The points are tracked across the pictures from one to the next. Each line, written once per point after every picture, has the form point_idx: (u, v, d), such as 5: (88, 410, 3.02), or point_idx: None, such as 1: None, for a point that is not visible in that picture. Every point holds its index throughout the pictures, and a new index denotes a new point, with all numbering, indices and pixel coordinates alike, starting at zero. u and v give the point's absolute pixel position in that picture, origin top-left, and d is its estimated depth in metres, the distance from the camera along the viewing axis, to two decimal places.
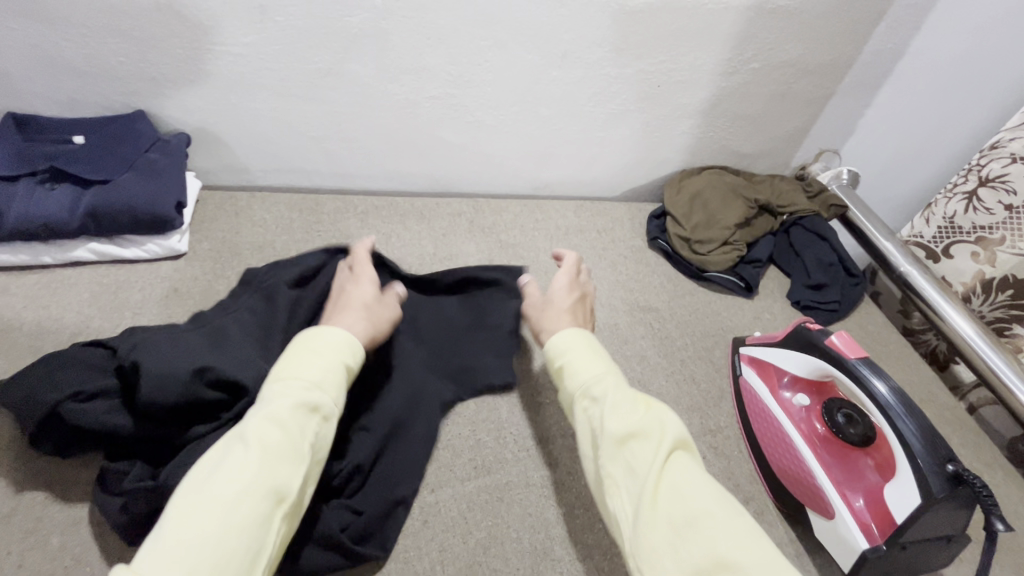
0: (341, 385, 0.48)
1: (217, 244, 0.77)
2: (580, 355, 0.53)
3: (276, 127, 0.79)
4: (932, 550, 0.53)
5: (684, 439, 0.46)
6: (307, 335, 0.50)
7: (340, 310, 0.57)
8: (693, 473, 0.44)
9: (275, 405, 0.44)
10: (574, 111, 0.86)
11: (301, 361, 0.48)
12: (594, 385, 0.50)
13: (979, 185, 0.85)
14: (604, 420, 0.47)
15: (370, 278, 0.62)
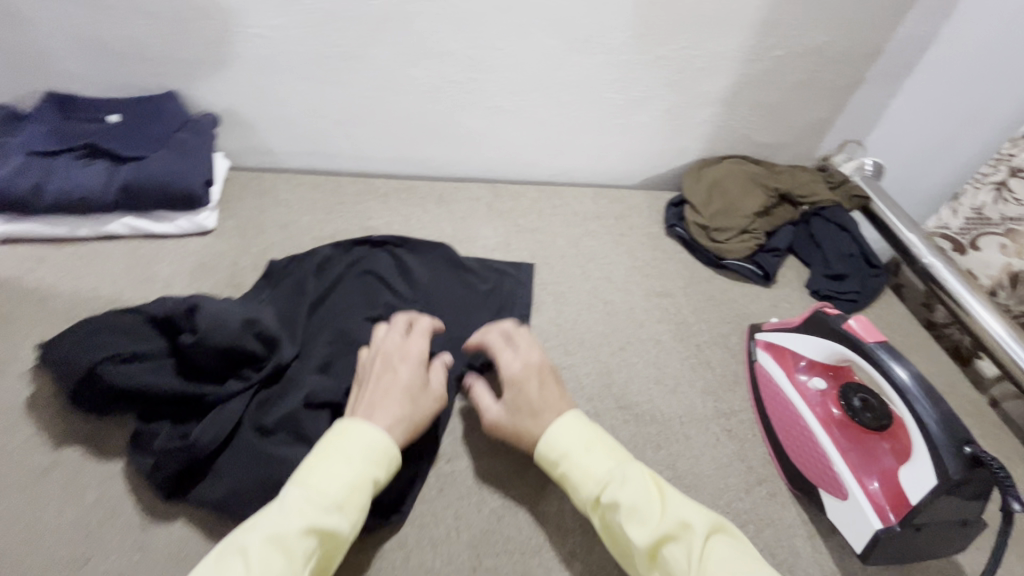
0: (364, 503, 0.48)
1: (244, 221, 0.80)
2: (580, 456, 0.53)
3: (306, 111, 0.84)
4: (947, 538, 0.52)
5: (709, 532, 0.48)
6: (345, 431, 0.51)
7: (383, 399, 0.54)
8: (729, 568, 0.45)
9: (285, 527, 0.44)
10: (594, 98, 0.88)
11: (326, 470, 0.48)
12: (605, 489, 0.50)
13: (1010, 175, 0.83)
14: (629, 532, 0.48)
15: (419, 357, 0.59)
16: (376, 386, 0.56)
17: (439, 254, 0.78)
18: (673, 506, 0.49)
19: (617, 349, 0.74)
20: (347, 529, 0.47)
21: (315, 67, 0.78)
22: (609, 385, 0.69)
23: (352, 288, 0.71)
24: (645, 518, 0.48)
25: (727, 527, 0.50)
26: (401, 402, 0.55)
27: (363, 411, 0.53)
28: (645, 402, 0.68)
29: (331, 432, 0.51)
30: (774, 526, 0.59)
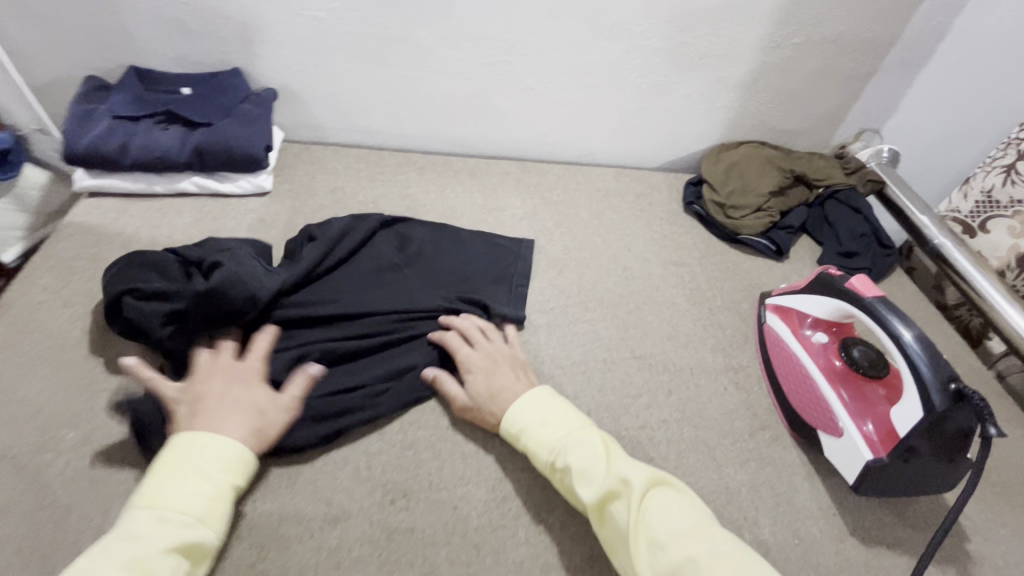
0: (226, 512, 0.47)
1: (296, 186, 0.88)
2: (536, 427, 0.55)
3: (354, 90, 0.92)
4: (935, 473, 0.57)
5: (652, 488, 0.49)
6: (188, 448, 0.48)
7: (231, 416, 0.51)
8: (666, 521, 0.47)
9: (143, 550, 0.42)
10: (619, 82, 0.94)
11: (176, 488, 0.45)
12: (559, 455, 0.53)
13: (1019, 157, 0.88)
14: (579, 492, 0.51)
15: (258, 375, 0.56)
16: (218, 402, 0.52)
17: (448, 231, 0.81)
18: (619, 465, 0.51)
19: (634, 308, 0.79)
20: (211, 539, 0.46)
21: (364, 48, 0.86)
22: (625, 338, 0.75)
23: (361, 257, 0.74)
24: (593, 478, 0.50)
25: (670, 480, 0.51)
26: (253, 417, 0.52)
27: (206, 433, 0.49)
28: (658, 354, 0.74)
29: (167, 453, 0.48)
30: (776, 464, 0.64)
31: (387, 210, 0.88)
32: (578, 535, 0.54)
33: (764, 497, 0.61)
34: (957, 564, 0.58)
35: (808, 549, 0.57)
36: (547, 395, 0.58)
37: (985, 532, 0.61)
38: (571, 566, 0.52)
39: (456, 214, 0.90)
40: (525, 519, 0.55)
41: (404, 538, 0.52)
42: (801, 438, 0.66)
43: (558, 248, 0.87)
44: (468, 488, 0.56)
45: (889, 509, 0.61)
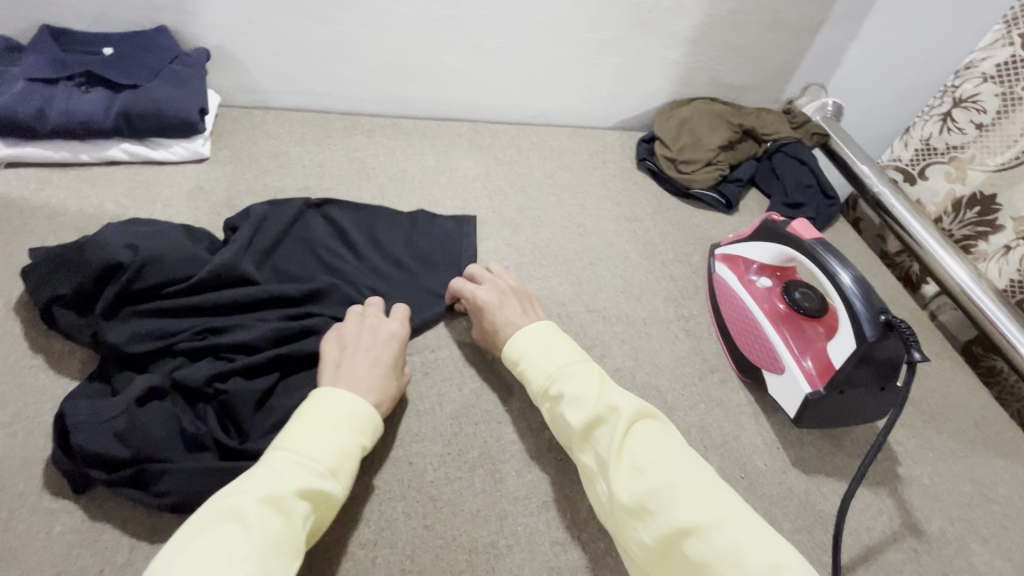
0: (354, 469, 0.46)
1: (236, 151, 0.84)
2: (536, 354, 0.54)
3: (292, 48, 0.87)
4: (868, 401, 0.60)
5: (641, 412, 0.48)
6: (329, 399, 0.48)
7: (372, 377, 0.53)
8: (648, 449, 0.45)
9: (280, 488, 0.41)
10: (569, 38, 0.92)
11: (316, 435, 0.45)
12: (553, 382, 0.52)
13: (954, 105, 0.88)
14: (566, 416, 0.49)
15: (401, 340, 0.59)
16: (366, 357, 0.55)
17: (382, 213, 0.77)
18: (610, 394, 0.50)
19: (588, 264, 0.80)
20: (338, 494, 0.45)
21: (302, 2, 0.81)
22: (580, 293, 0.76)
23: (288, 250, 0.70)
24: (582, 403, 0.49)
25: (655, 413, 0.49)
26: (393, 384, 0.54)
27: (348, 386, 0.51)
28: (612, 307, 0.75)
29: (312, 399, 0.48)
30: (724, 405, 0.67)
31: (335, 174, 0.85)
32: (533, 481, 0.56)
33: (712, 435, 0.63)
34: (889, 485, 0.62)
35: (752, 480, 0.60)
36: (553, 330, 0.57)
37: (916, 456, 0.65)
38: (526, 511, 0.53)
39: (408, 176, 0.88)
40: (481, 469, 0.56)
41: (359, 498, 0.52)
42: (748, 378, 0.69)
43: (512, 207, 0.86)
44: (423, 443, 0.57)
45: (828, 440, 0.65)
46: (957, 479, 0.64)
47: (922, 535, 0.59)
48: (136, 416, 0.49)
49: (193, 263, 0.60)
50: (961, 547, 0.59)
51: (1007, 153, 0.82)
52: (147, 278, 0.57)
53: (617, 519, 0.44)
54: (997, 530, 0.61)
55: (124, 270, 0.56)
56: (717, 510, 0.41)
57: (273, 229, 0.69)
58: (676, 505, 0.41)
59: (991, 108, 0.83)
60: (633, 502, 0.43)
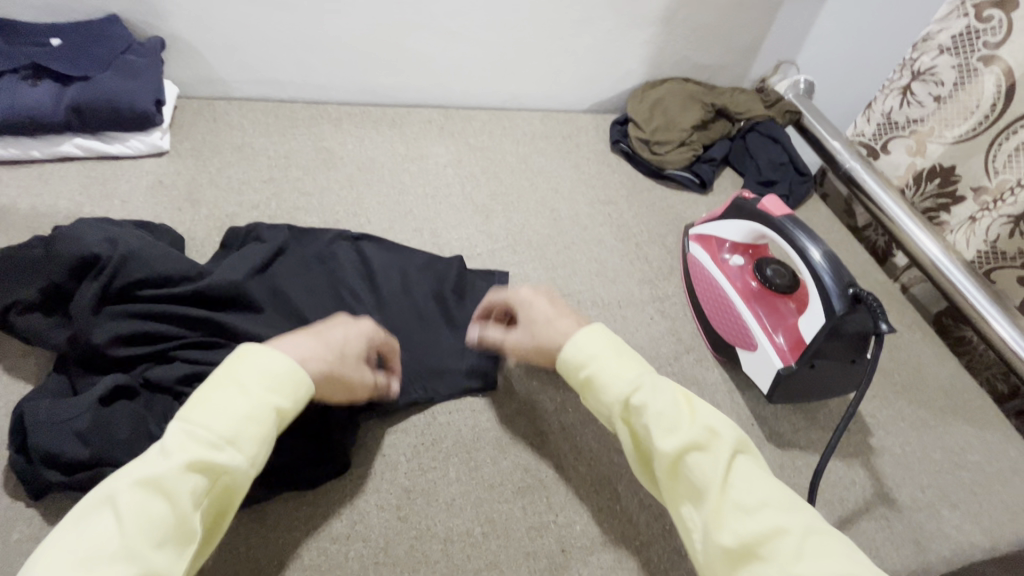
0: (264, 436, 0.40)
1: (197, 144, 0.82)
2: (608, 362, 0.48)
3: (250, 35, 0.84)
4: (839, 374, 0.60)
5: (742, 443, 0.42)
6: (239, 360, 0.42)
7: (307, 339, 0.46)
8: (752, 488, 0.39)
9: (163, 466, 0.36)
10: (538, 19, 0.90)
11: (215, 401, 0.39)
12: (635, 392, 0.45)
13: (913, 79, 0.88)
14: (651, 435, 0.43)
15: (371, 333, 0.51)
16: (315, 327, 0.49)
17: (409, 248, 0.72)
18: (703, 416, 0.43)
19: (562, 248, 0.80)
20: (243, 466, 0.38)
21: None
22: (554, 278, 0.75)
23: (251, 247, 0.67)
24: (673, 424, 0.42)
25: (751, 447, 0.44)
26: (330, 354, 0.46)
27: (278, 340, 0.45)
28: (587, 290, 0.74)
29: (224, 362, 0.42)
30: (699, 384, 0.67)
31: (301, 165, 0.83)
32: (508, 467, 0.55)
33: None
34: (861, 456, 0.63)
35: None
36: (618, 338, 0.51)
37: (888, 427, 0.66)
38: (501, 498, 0.53)
39: (377, 165, 0.86)
40: (455, 458, 0.55)
41: (331, 493, 0.52)
42: (722, 356, 0.69)
43: (484, 194, 0.85)
44: (395, 434, 0.56)
45: (802, 415, 0.65)
46: (927, 448, 0.65)
47: (894, 504, 0.60)
48: (103, 414, 0.48)
49: (172, 260, 0.58)
50: (932, 514, 0.60)
51: (964, 125, 0.83)
52: (130, 276, 0.55)
53: (714, 565, 0.38)
54: (966, 496, 0.62)
55: (103, 263, 0.54)
56: (843, 561, 0.35)
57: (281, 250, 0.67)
58: (796, 557, 0.35)
59: (948, 80, 0.83)
60: (738, 546, 0.37)
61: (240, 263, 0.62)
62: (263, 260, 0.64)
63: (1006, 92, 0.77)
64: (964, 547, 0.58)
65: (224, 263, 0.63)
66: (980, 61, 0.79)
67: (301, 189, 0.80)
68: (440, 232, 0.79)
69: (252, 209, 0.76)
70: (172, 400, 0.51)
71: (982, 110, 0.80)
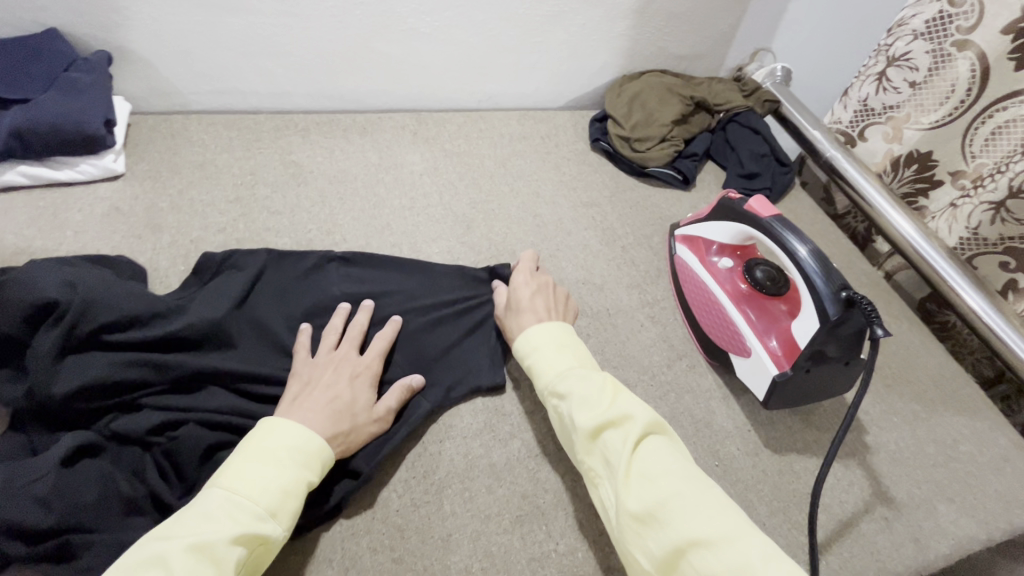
0: (297, 510, 0.44)
1: (154, 164, 0.77)
2: (546, 351, 0.53)
3: (203, 44, 0.78)
4: (833, 375, 0.59)
5: (656, 424, 0.46)
6: (272, 432, 0.46)
7: (326, 414, 0.50)
8: (658, 462, 0.43)
9: (214, 532, 0.39)
10: (509, 16, 0.87)
11: (254, 472, 0.43)
12: (561, 381, 0.50)
13: (888, 64, 0.87)
14: (573, 416, 0.47)
15: (370, 377, 0.56)
16: (324, 393, 0.52)
17: (388, 268, 0.69)
18: (623, 401, 0.47)
19: (547, 256, 0.77)
20: (277, 536, 0.42)
21: None
22: None
23: (221, 282, 0.62)
24: (594, 406, 0.47)
25: (669, 429, 0.47)
26: (348, 423, 0.51)
27: (299, 419, 0.48)
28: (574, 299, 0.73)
29: (255, 435, 0.46)
30: (693, 392, 0.66)
31: (268, 181, 0.79)
32: (504, 495, 0.54)
33: (684, 425, 0.62)
34: (858, 456, 0.63)
35: (726, 467, 0.59)
36: (568, 330, 0.56)
37: (882, 423, 0.66)
38: (499, 529, 0.51)
39: (349, 177, 0.82)
40: (449, 489, 0.53)
41: (319, 539, 0.49)
42: (715, 361, 0.68)
43: (464, 202, 0.82)
44: (384, 469, 0.54)
45: (798, 418, 0.64)
46: (920, 442, 0.66)
47: (892, 503, 0.60)
48: (64, 477, 0.44)
49: (140, 299, 0.55)
50: (930, 510, 0.60)
51: (940, 110, 0.82)
52: (93, 321, 0.51)
53: (621, 529, 0.41)
54: (961, 488, 0.62)
55: (62, 309, 0.50)
56: (727, 522, 0.39)
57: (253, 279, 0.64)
58: (683, 516, 0.39)
59: (923, 66, 0.82)
60: (640, 511, 0.40)
61: (216, 300, 0.60)
62: (239, 295, 0.61)
63: (981, 76, 0.76)
64: (962, 541, 0.58)
65: (194, 300, 0.60)
66: (954, 46, 0.78)
67: (270, 208, 0.76)
68: (419, 246, 0.76)
69: (218, 232, 0.72)
70: (141, 451, 0.50)
71: (958, 94, 0.79)
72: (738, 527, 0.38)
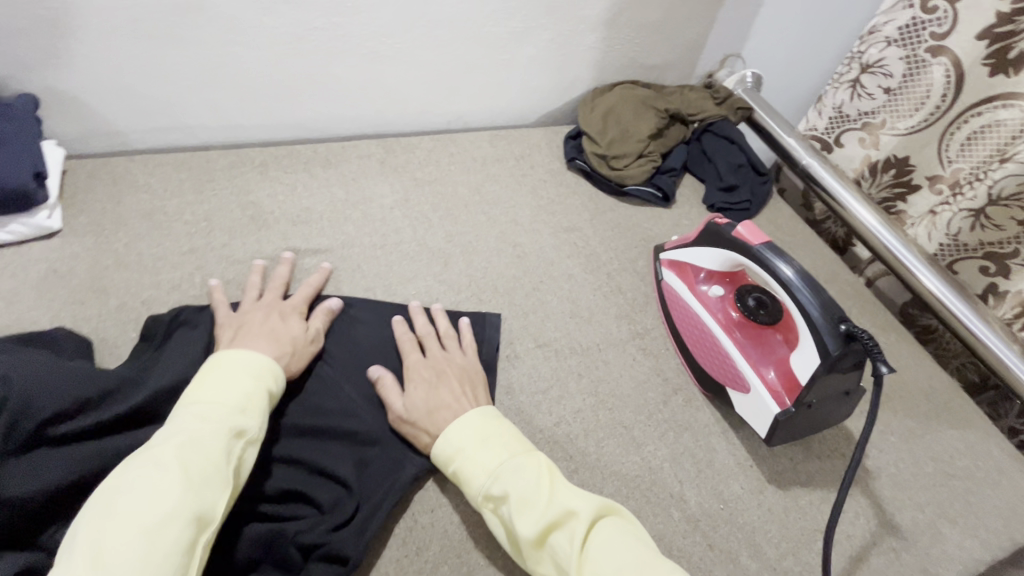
0: (265, 409, 0.49)
1: (96, 217, 0.71)
2: (470, 449, 0.50)
3: (144, 80, 0.72)
4: (834, 408, 0.58)
5: (600, 510, 0.46)
6: (224, 357, 0.50)
7: (267, 340, 0.55)
8: (609, 555, 0.43)
9: (195, 429, 0.43)
10: (475, 35, 0.83)
11: (218, 386, 0.47)
12: (494, 482, 0.48)
13: (862, 71, 0.86)
14: (514, 524, 0.45)
15: (296, 312, 0.62)
16: (260, 328, 0.57)
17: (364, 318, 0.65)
18: (563, 493, 0.46)
19: (530, 290, 0.74)
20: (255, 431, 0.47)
21: (146, 24, 0.66)
22: (526, 326, 0.70)
23: (171, 349, 0.57)
24: (534, 507, 0.45)
25: (614, 509, 0.47)
26: (289, 348, 0.56)
27: (243, 346, 0.53)
28: (563, 336, 0.69)
29: (207, 363, 0.50)
30: (692, 430, 0.63)
31: (225, 227, 0.73)
32: (504, 566, 0.51)
33: (686, 466, 0.60)
34: (861, 483, 0.62)
35: (732, 510, 0.57)
36: (485, 415, 0.53)
37: (880, 445, 0.65)
38: None
39: (315, 216, 0.77)
40: (446, 565, 0.50)
41: None
42: (711, 393, 0.65)
43: (439, 235, 0.78)
44: (374, 550, 0.50)
45: (798, 447, 0.63)
46: (919, 461, 0.65)
47: (898, 531, 0.59)
48: None
49: (85, 381, 0.49)
50: (935, 536, 0.59)
51: (916, 115, 0.82)
52: (38, 419, 0.45)
53: None
54: (962, 507, 0.62)
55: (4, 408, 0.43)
56: None
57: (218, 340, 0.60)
58: None
59: (897, 72, 0.82)
60: None
61: (172, 369, 0.55)
62: (197, 360, 0.56)
63: (956, 82, 0.76)
64: (969, 566, 0.58)
65: (151, 372, 0.55)
66: (928, 52, 0.78)
67: (229, 257, 0.70)
68: (394, 287, 0.71)
69: (172, 290, 0.66)
70: None
71: (933, 100, 0.79)
72: None
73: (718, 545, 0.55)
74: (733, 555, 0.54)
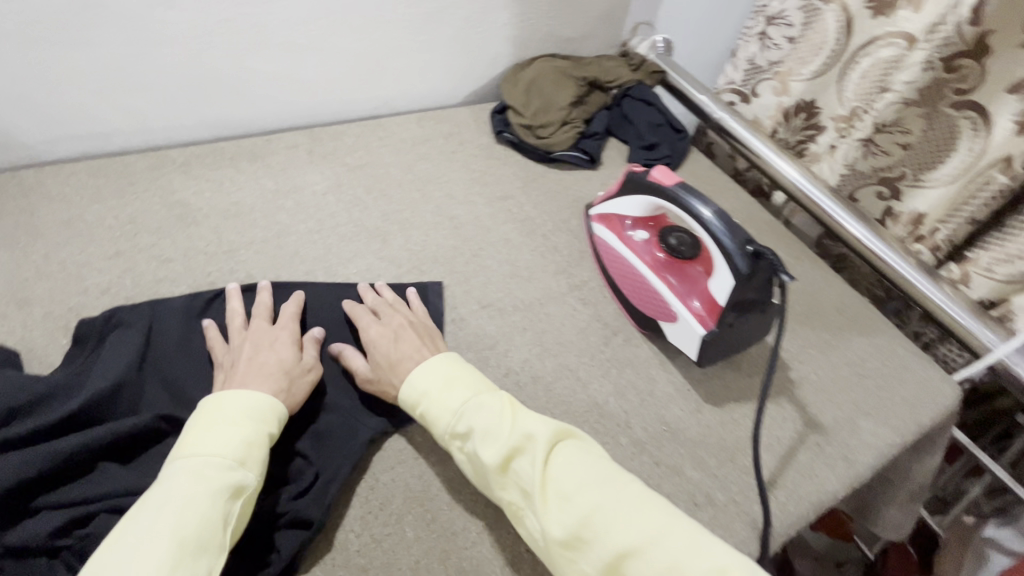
0: (264, 457, 0.47)
1: (8, 231, 0.68)
2: (435, 392, 0.52)
3: (43, 88, 0.69)
4: (753, 324, 0.63)
5: (560, 433, 0.49)
6: (222, 403, 0.48)
7: (259, 380, 0.52)
8: (570, 474, 0.46)
9: (192, 491, 0.42)
10: (389, 18, 0.84)
11: (215, 437, 0.45)
12: (460, 419, 0.50)
13: (767, 24, 0.93)
14: (479, 454, 0.48)
15: (288, 340, 0.59)
16: (251, 367, 0.54)
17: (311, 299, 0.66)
18: (525, 421, 0.49)
19: (470, 257, 0.76)
20: (253, 482, 0.46)
21: (39, 27, 0.64)
22: (469, 290, 0.72)
23: (110, 350, 0.57)
24: (498, 437, 0.48)
25: (573, 433, 0.50)
26: (282, 381, 0.54)
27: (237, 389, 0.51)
28: (505, 295, 0.72)
29: (205, 405, 0.48)
30: (633, 365, 0.68)
31: (152, 228, 0.71)
32: (467, 508, 0.53)
33: (629, 398, 0.64)
34: (787, 392, 0.68)
35: (674, 430, 0.62)
36: (450, 361, 0.55)
37: (801, 358, 0.72)
38: (467, 543, 0.51)
39: (246, 209, 0.76)
40: (410, 515, 0.52)
41: None
42: (648, 330, 0.70)
43: (375, 215, 0.79)
44: (339, 511, 0.51)
45: (729, 368, 0.68)
46: (836, 366, 0.72)
47: (821, 428, 0.65)
48: None
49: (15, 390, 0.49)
50: (853, 428, 0.66)
51: (816, 60, 0.89)
52: None
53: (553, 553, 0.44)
54: (876, 402, 0.69)
55: None
56: (654, 518, 0.43)
57: (158, 336, 0.59)
58: (608, 528, 0.42)
59: (797, 21, 0.89)
60: (567, 534, 0.43)
61: (110, 368, 0.54)
62: (136, 356, 0.56)
63: (846, 26, 0.84)
64: (882, 449, 0.64)
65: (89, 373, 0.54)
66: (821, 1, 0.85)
67: (159, 256, 0.69)
68: (335, 268, 0.72)
69: (102, 294, 0.64)
70: (49, 558, 0.44)
71: (830, 45, 0.86)
72: (643, 526, 0.42)
73: (664, 462, 0.59)
74: (678, 469, 0.59)
